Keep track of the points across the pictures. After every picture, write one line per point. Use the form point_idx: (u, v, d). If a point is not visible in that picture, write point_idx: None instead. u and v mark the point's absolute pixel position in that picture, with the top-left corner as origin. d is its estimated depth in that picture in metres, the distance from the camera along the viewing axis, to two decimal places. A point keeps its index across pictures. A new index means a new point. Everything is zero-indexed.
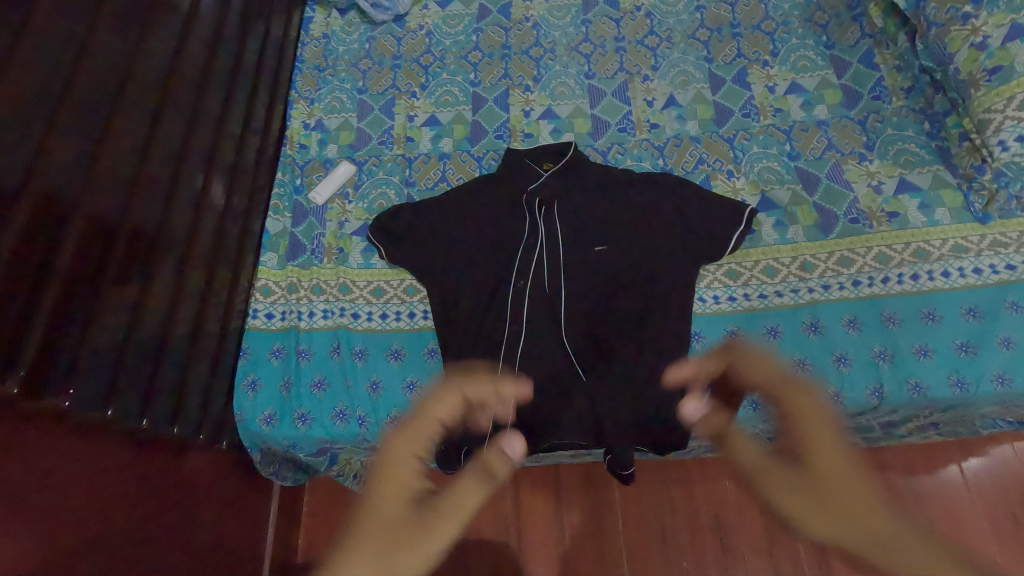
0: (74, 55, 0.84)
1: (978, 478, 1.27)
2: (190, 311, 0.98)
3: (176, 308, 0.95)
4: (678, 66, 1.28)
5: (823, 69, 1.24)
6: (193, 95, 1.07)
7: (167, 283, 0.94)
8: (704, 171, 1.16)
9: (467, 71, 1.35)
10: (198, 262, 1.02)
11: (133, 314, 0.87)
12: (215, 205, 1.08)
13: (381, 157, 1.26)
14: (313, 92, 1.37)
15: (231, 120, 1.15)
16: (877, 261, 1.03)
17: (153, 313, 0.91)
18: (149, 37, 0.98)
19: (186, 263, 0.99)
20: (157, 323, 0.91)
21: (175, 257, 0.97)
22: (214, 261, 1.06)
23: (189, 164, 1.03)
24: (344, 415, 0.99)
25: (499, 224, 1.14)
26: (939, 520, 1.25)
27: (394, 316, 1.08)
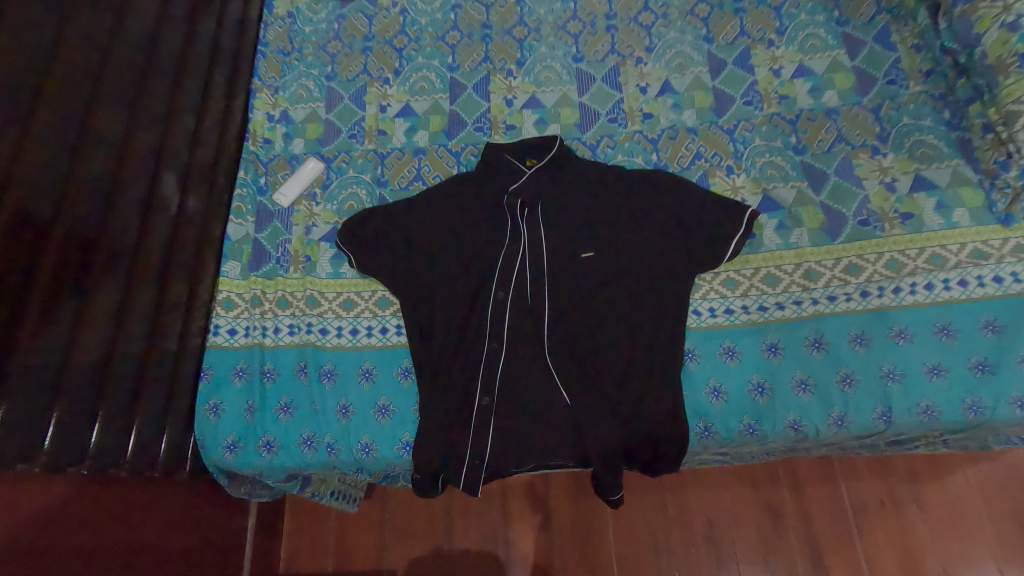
0: None
1: (984, 485, 1.22)
2: (139, 331, 0.90)
3: (122, 328, 0.87)
4: (675, 47, 1.17)
5: (834, 50, 1.13)
6: (136, 86, 0.97)
7: (112, 299, 0.87)
8: (701, 167, 1.06)
9: (444, 53, 1.23)
10: (149, 272, 0.93)
11: (69, 337, 0.80)
12: (168, 208, 0.99)
13: (350, 153, 1.16)
14: (277, 79, 1.25)
15: (183, 112, 1.05)
16: (888, 269, 0.95)
17: (96, 334, 0.83)
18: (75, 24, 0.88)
19: (134, 275, 0.91)
20: (101, 345, 0.84)
21: (121, 269, 0.89)
22: (169, 271, 0.97)
23: (132, 164, 0.94)
24: (311, 442, 0.93)
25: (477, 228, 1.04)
26: (943, 529, 1.20)
27: (365, 332, 1.00)
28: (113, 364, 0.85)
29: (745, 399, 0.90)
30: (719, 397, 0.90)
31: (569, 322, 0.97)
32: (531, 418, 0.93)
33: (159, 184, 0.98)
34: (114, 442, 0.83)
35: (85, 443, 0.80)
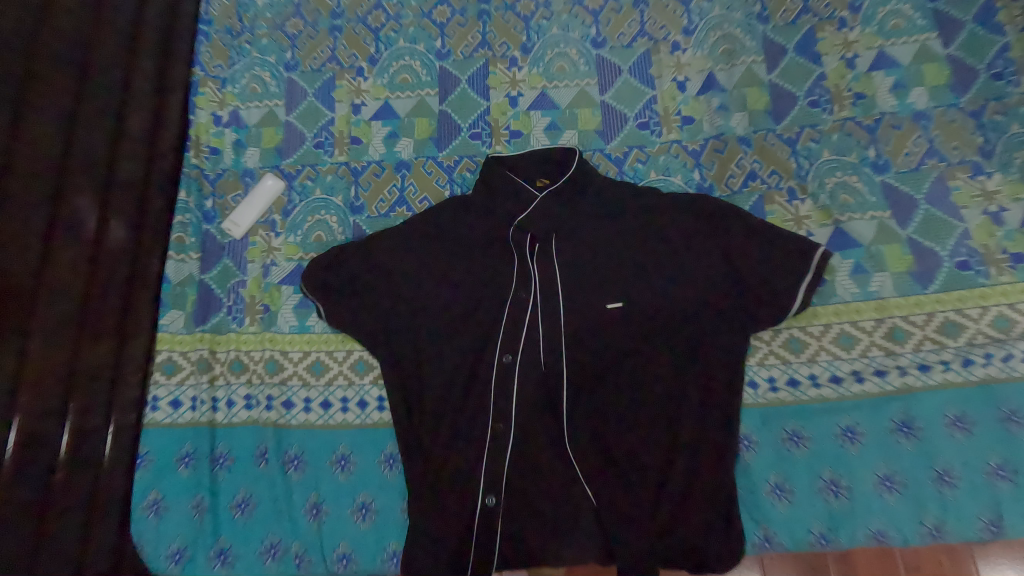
0: None
1: None
2: (43, 421, 0.68)
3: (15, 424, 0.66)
4: (722, 29, 0.92)
5: (922, 32, 0.89)
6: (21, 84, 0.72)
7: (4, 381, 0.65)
8: (756, 190, 0.84)
9: (430, 35, 0.98)
10: (57, 334, 0.72)
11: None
12: (82, 244, 0.76)
13: (316, 168, 0.93)
14: (223, 68, 1.01)
15: (96, 115, 0.81)
16: (995, 328, 0.75)
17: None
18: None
19: (31, 348, 0.69)
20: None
21: (15, 338, 0.67)
22: (87, 329, 0.75)
23: (20, 198, 0.70)
24: (276, 551, 0.75)
25: (476, 268, 0.83)
26: None
27: (339, 406, 0.81)
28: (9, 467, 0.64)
29: (816, 500, 0.72)
30: (783, 497, 0.72)
31: (592, 395, 0.77)
32: (545, 518, 0.75)
33: (66, 214, 0.75)
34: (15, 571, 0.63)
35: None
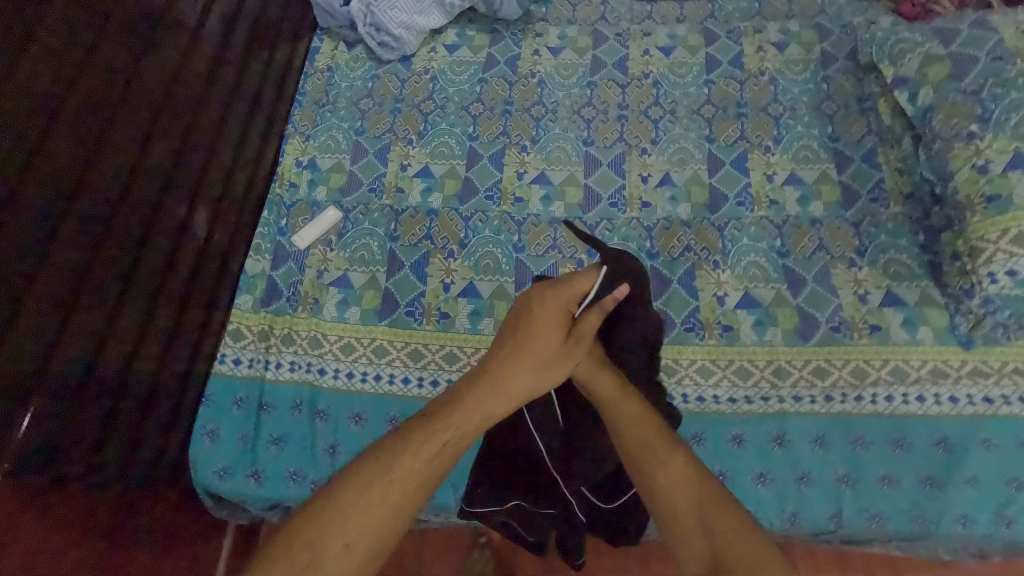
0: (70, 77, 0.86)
1: None
2: (157, 345, 0.99)
3: (140, 344, 0.95)
4: (679, 143, 1.27)
5: (824, 163, 1.23)
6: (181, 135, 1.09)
7: None
8: (690, 260, 1.15)
9: (466, 123, 1.34)
10: (172, 292, 1.04)
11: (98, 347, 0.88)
12: (195, 238, 1.10)
13: (366, 206, 1.25)
14: (308, 127, 1.35)
15: (219, 157, 1.18)
16: (854, 376, 1.02)
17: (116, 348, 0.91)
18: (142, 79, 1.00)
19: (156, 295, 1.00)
20: (123, 355, 0.93)
21: (148, 285, 0.99)
22: (188, 298, 1.07)
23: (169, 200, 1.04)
24: (298, 476, 0.99)
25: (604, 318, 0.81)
26: None
27: (360, 377, 1.07)
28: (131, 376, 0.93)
29: None
30: None
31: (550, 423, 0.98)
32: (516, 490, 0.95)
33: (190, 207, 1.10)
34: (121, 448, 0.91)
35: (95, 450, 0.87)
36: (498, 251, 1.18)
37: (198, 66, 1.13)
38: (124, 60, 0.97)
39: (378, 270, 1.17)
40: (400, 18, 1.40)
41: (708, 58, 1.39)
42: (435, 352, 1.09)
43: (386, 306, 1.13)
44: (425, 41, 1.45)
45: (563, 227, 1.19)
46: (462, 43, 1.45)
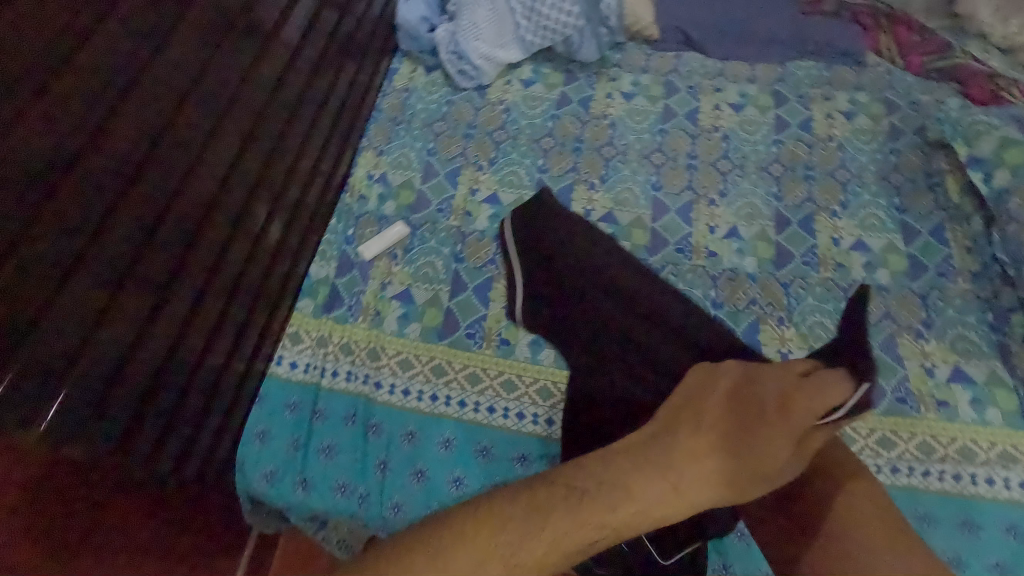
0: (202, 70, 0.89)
1: None
2: (228, 340, 0.97)
3: (214, 339, 0.94)
4: (747, 197, 1.29)
5: (891, 233, 1.23)
6: (275, 138, 1.09)
7: None
8: (755, 313, 1.14)
9: (537, 156, 1.36)
10: (248, 290, 1.03)
11: (175, 339, 0.86)
12: (271, 240, 1.08)
13: (433, 225, 1.25)
14: (382, 143, 1.38)
15: (302, 162, 1.18)
16: (920, 451, 0.99)
17: (190, 342, 0.89)
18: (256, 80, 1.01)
19: (235, 291, 0.99)
20: (199, 347, 0.91)
21: (231, 281, 0.98)
22: (257, 298, 1.05)
23: (258, 198, 1.05)
24: (346, 490, 0.97)
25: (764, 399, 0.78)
26: None
27: (416, 395, 1.05)
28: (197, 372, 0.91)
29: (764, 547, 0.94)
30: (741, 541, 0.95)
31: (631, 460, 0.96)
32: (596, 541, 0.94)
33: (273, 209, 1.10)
34: (178, 444, 0.87)
35: (159, 443, 0.84)
36: None
37: (303, 74, 1.16)
38: (249, 62, 0.99)
39: (442, 289, 1.17)
40: (483, 49, 1.44)
41: (776, 119, 1.41)
42: (494, 378, 1.07)
43: (448, 325, 1.13)
44: (502, 73, 1.49)
45: None
46: (537, 78, 1.48)
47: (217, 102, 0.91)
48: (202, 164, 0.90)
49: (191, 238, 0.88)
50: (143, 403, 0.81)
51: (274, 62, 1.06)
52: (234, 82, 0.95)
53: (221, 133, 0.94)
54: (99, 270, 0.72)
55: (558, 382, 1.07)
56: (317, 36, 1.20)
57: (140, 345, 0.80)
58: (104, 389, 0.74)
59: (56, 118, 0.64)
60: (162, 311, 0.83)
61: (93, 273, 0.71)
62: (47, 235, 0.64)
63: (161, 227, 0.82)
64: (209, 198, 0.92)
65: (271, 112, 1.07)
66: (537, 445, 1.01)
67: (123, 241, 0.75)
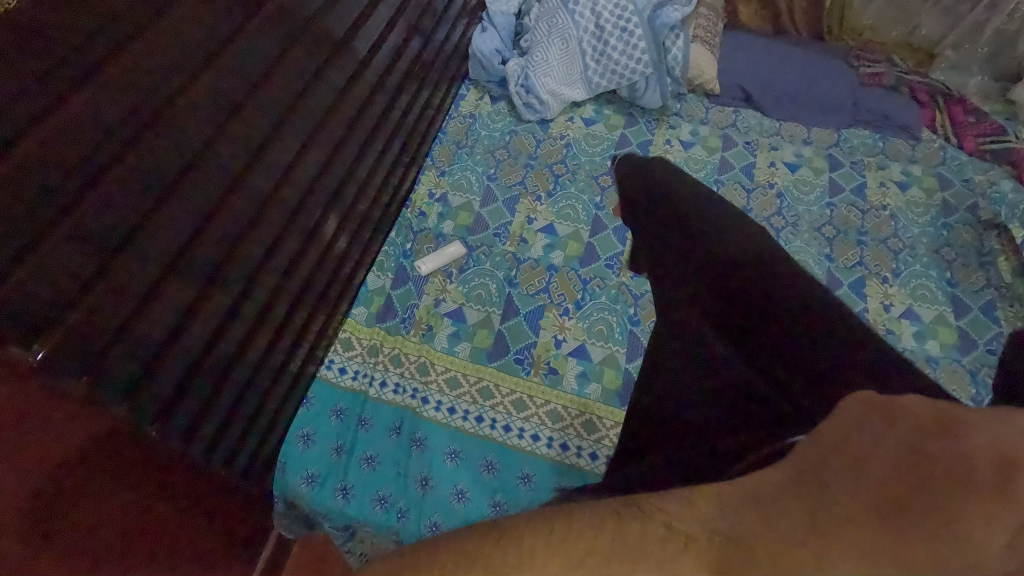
0: (304, 80, 0.93)
1: None
2: (287, 340, 0.99)
3: (277, 338, 0.97)
4: (799, 255, 1.30)
5: (942, 305, 1.24)
6: (355, 151, 1.13)
7: None
8: None
9: (594, 193, 1.39)
10: (311, 293, 1.05)
11: (247, 334, 0.89)
12: (338, 248, 1.12)
13: (489, 248, 1.28)
14: (444, 164, 1.42)
15: (373, 176, 1.21)
16: None
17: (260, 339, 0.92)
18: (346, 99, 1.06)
19: (300, 294, 1.02)
20: (262, 345, 0.93)
21: (297, 284, 1.01)
22: (319, 302, 1.08)
23: (331, 206, 1.08)
24: (385, 502, 0.96)
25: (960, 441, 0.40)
26: None
27: (462, 414, 1.05)
28: (260, 368, 0.93)
29: None
30: None
31: None
32: None
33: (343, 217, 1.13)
34: (234, 436, 0.89)
35: (216, 436, 0.85)
36: (613, 318, 1.19)
37: (384, 93, 1.21)
38: (341, 78, 1.04)
39: (494, 312, 1.18)
40: (550, 85, 1.48)
41: (831, 182, 1.44)
42: (540, 406, 1.07)
43: (497, 348, 1.13)
44: (565, 110, 1.54)
45: None
46: (599, 118, 1.53)
47: (310, 112, 0.96)
48: (289, 169, 0.93)
49: (270, 238, 0.91)
50: (212, 392, 0.84)
51: (361, 79, 1.11)
52: (326, 94, 1.00)
53: (310, 140, 0.98)
54: (195, 265, 0.77)
55: (604, 418, 1.06)
56: (400, 59, 1.25)
57: (217, 337, 0.83)
58: (183, 376, 0.78)
59: (182, 121, 0.69)
60: (240, 307, 0.87)
61: (191, 266, 0.76)
62: (158, 227, 0.69)
63: (249, 228, 0.87)
64: (291, 205, 0.96)
65: (353, 125, 1.11)
66: (579, 478, 1.00)
67: (218, 238, 0.80)
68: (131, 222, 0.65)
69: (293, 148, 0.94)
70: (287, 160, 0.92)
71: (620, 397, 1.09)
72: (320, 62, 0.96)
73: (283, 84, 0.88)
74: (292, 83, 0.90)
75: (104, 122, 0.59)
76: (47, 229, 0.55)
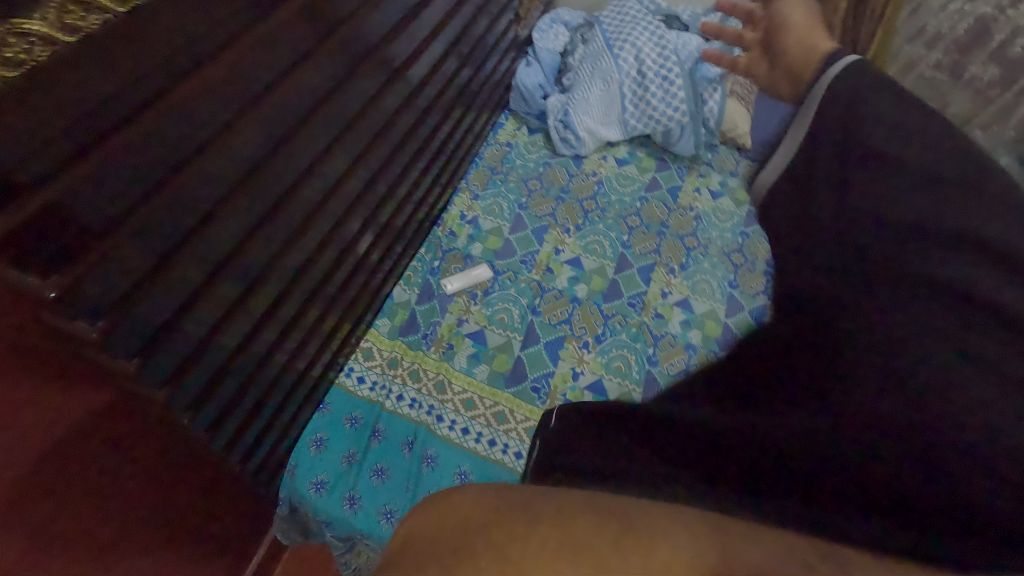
0: (364, 97, 0.98)
1: None
2: (314, 344, 1.01)
3: (305, 341, 0.98)
4: None
5: None
6: (398, 170, 1.16)
7: None
8: None
9: (622, 231, 1.41)
10: (341, 300, 1.07)
11: (279, 336, 0.91)
12: (370, 260, 1.14)
13: (515, 274, 1.29)
14: (478, 188, 1.45)
15: (411, 195, 1.24)
16: None
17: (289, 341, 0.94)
18: (397, 123, 1.10)
19: (331, 299, 1.04)
20: (290, 345, 0.94)
21: (330, 290, 1.03)
22: (348, 310, 1.10)
23: (370, 217, 1.11)
24: (391, 517, 0.95)
25: None
26: None
27: (474, 436, 1.05)
28: (285, 370, 0.95)
29: None
30: None
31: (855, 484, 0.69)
32: None
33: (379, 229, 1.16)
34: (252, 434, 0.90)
35: (237, 431, 0.86)
36: (631, 356, 1.19)
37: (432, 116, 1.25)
38: (396, 98, 1.08)
39: (515, 337, 1.19)
40: (588, 123, 1.52)
41: None
42: None
43: (515, 374, 1.14)
44: (599, 148, 1.58)
45: (698, 355, 1.21)
46: (631, 160, 1.57)
47: (366, 127, 1.00)
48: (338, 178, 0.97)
49: (312, 241, 0.94)
50: (239, 388, 0.85)
51: (414, 101, 1.15)
52: (382, 111, 1.04)
53: (361, 154, 1.02)
54: (244, 261, 0.79)
55: None
56: (450, 85, 1.30)
57: (252, 336, 0.85)
58: (217, 370, 0.79)
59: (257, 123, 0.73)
60: (275, 309, 0.89)
61: (240, 267, 0.78)
62: (219, 222, 0.71)
63: (297, 232, 0.89)
64: (335, 215, 0.99)
65: (401, 143, 1.15)
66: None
67: (266, 241, 0.82)
68: (196, 217, 0.68)
69: (345, 159, 0.97)
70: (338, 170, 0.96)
71: None
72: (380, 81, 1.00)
73: (345, 103, 0.92)
74: (354, 99, 0.94)
75: (191, 121, 0.63)
76: (125, 219, 0.58)
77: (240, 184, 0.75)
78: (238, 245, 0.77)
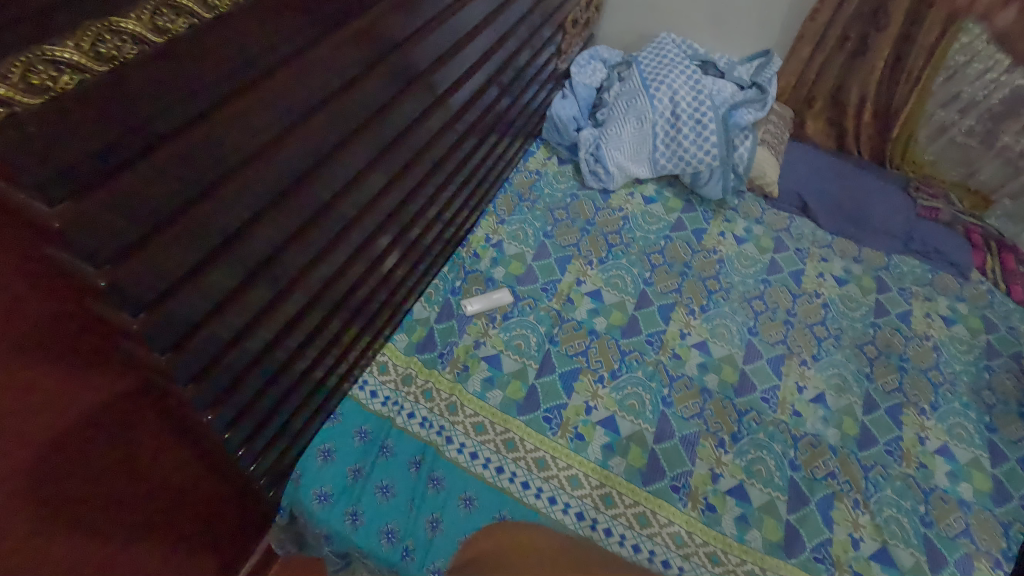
0: (409, 117, 1.00)
1: None
2: (333, 353, 1.01)
3: (325, 350, 0.98)
4: (837, 367, 1.30)
5: (978, 448, 1.21)
6: (432, 190, 1.18)
7: None
8: (830, 486, 1.12)
9: (644, 268, 1.41)
10: (363, 312, 1.07)
11: (301, 343, 0.92)
12: (395, 275, 1.14)
13: (535, 302, 1.30)
14: (505, 213, 1.46)
15: (439, 215, 1.25)
16: None
17: (311, 349, 0.94)
18: (435, 144, 1.12)
19: (354, 311, 1.04)
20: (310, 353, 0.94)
21: (354, 302, 1.03)
22: (368, 322, 1.10)
23: (400, 234, 1.12)
24: (392, 537, 0.93)
25: None
26: None
27: (482, 461, 1.03)
28: (303, 377, 0.95)
29: None
30: None
31: None
32: None
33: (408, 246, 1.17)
34: (264, 439, 0.90)
35: (250, 434, 0.86)
36: (646, 395, 1.18)
37: (468, 140, 1.27)
38: (438, 121, 1.10)
39: (530, 364, 1.18)
40: (618, 159, 1.54)
41: (877, 303, 1.44)
42: (562, 469, 1.05)
43: (528, 401, 1.13)
44: (627, 184, 1.59)
45: (712, 400, 1.20)
46: (658, 198, 1.58)
47: (406, 147, 1.02)
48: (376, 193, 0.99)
49: (344, 251, 0.95)
50: (258, 391, 0.85)
51: (453, 124, 1.17)
52: (423, 133, 1.06)
53: (398, 172, 1.04)
54: (279, 267, 0.80)
55: (624, 494, 1.04)
56: (489, 113, 1.32)
57: (277, 340, 0.86)
58: (239, 372, 0.79)
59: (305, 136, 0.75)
60: (302, 315, 0.90)
61: (273, 272, 0.79)
62: (260, 227, 0.73)
63: (330, 243, 0.91)
64: (367, 228, 1.00)
65: (437, 163, 1.17)
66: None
67: (300, 249, 0.83)
68: (239, 221, 0.69)
69: (383, 175, 0.99)
70: (376, 184, 0.97)
71: (643, 476, 1.07)
72: (424, 106, 1.03)
73: (388, 121, 0.94)
74: (399, 120, 0.96)
75: (250, 131, 0.65)
76: (178, 217, 0.59)
77: (283, 192, 0.76)
78: (273, 251, 0.78)
